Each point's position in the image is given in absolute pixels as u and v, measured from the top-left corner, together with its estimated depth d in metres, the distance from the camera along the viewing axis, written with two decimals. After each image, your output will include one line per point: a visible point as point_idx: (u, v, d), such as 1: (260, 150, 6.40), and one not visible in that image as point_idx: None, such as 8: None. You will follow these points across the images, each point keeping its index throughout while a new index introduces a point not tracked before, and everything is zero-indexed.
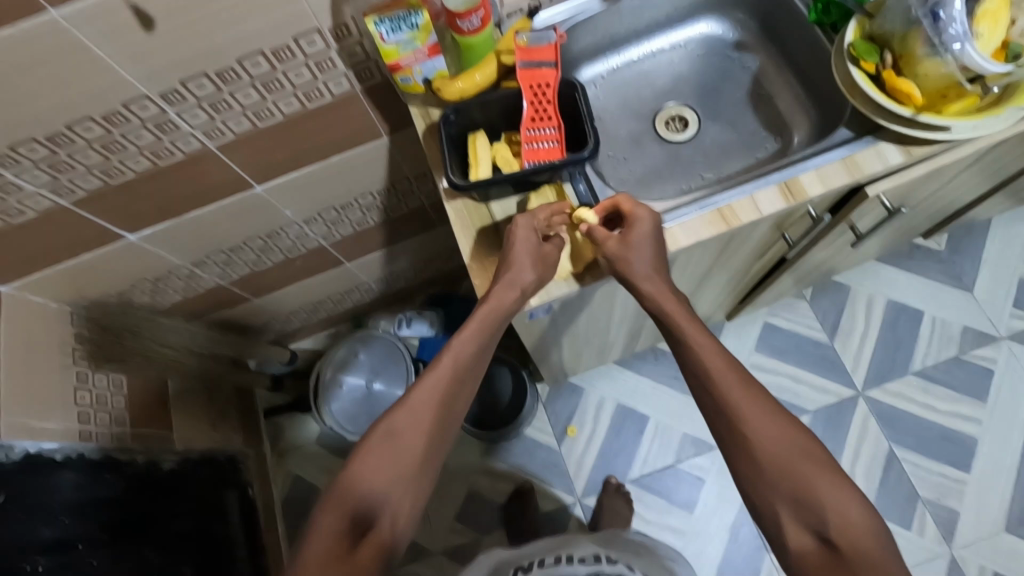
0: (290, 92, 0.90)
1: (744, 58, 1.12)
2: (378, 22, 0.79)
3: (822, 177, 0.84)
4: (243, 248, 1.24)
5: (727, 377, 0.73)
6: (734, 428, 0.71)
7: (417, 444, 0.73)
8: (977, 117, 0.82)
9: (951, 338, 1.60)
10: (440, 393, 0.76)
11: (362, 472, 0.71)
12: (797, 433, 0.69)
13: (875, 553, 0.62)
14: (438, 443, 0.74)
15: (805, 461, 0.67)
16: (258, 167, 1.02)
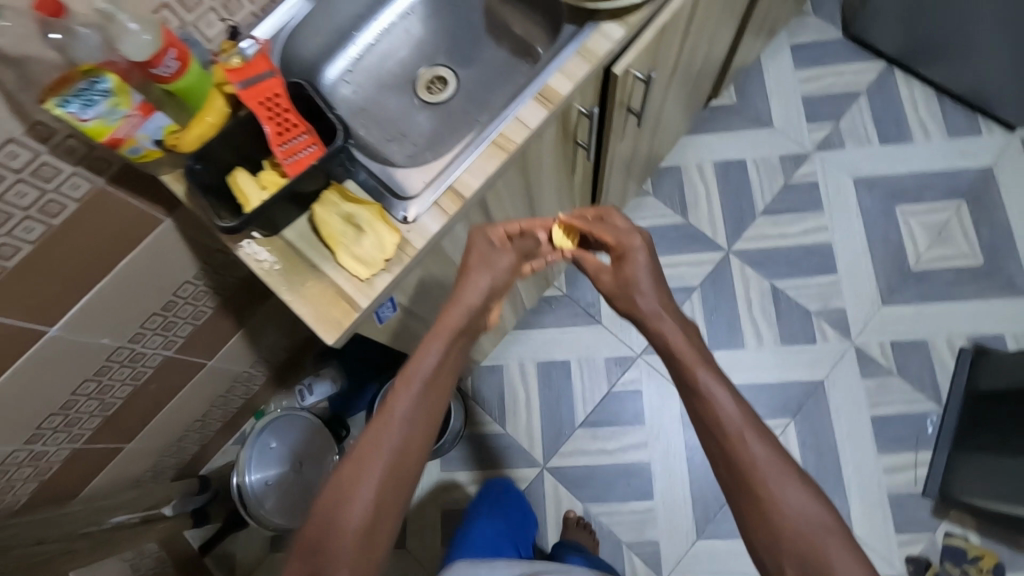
0: (24, 218, 0.79)
1: (468, 3, 0.99)
2: (61, 103, 0.64)
3: (584, 62, 0.79)
4: (76, 400, 1.10)
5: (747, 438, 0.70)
6: (690, 383, 0.74)
7: (362, 456, 0.72)
8: None
9: (775, 169, 1.76)
10: (401, 426, 0.74)
11: (317, 554, 0.69)
12: (704, 368, 0.74)
13: (805, 538, 0.64)
14: (400, 465, 0.73)
15: (830, 537, 0.64)
16: (38, 308, 0.89)
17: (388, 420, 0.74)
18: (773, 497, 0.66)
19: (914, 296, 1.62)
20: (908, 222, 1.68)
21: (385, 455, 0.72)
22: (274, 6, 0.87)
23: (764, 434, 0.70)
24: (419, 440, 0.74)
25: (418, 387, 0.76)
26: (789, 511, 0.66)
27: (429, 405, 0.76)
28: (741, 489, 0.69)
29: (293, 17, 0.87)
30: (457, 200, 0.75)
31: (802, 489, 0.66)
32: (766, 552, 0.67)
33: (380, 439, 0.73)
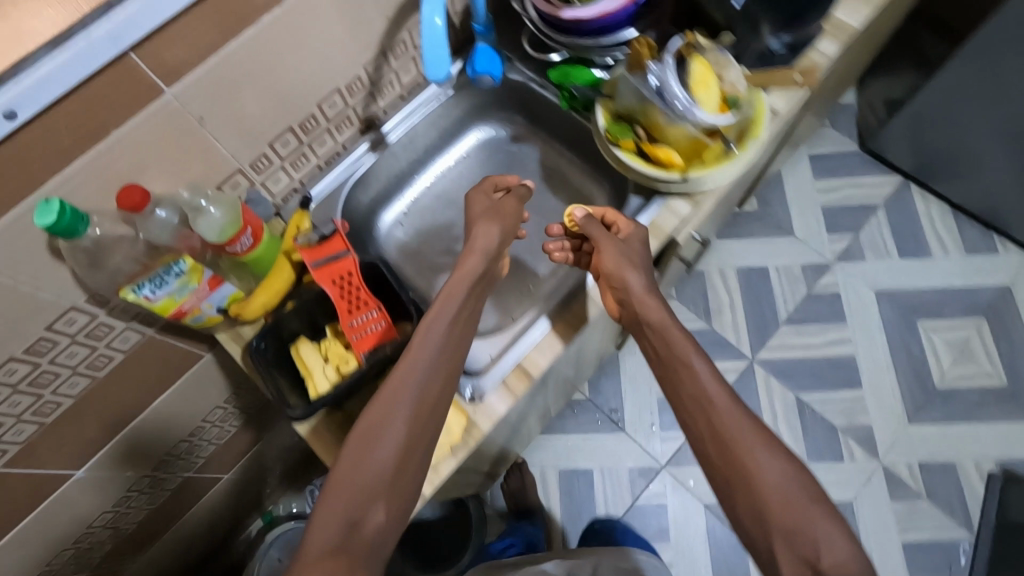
0: (70, 375, 0.76)
1: (524, 150, 0.97)
2: (135, 289, 0.63)
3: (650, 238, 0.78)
4: (89, 534, 1.03)
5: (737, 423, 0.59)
6: (664, 368, 0.67)
7: (392, 384, 0.60)
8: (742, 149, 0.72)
9: (797, 278, 1.78)
10: (436, 322, 0.65)
11: (330, 551, 0.49)
12: (700, 358, 0.65)
13: (783, 514, 0.53)
14: (430, 406, 0.60)
15: (807, 503, 0.54)
16: (70, 455, 0.85)
17: (424, 324, 0.65)
18: (755, 470, 0.56)
19: (941, 415, 1.61)
20: (930, 338, 1.68)
21: (408, 360, 0.62)
22: (338, 157, 0.87)
23: (799, 472, 0.56)
24: (457, 374, 0.63)
25: (464, 330, 0.66)
26: (760, 475, 0.55)
27: (460, 357, 0.64)
28: (725, 464, 0.58)
29: (355, 169, 0.88)
30: (522, 381, 0.73)
31: (782, 461, 0.56)
32: (755, 531, 0.54)
33: (417, 343, 0.63)
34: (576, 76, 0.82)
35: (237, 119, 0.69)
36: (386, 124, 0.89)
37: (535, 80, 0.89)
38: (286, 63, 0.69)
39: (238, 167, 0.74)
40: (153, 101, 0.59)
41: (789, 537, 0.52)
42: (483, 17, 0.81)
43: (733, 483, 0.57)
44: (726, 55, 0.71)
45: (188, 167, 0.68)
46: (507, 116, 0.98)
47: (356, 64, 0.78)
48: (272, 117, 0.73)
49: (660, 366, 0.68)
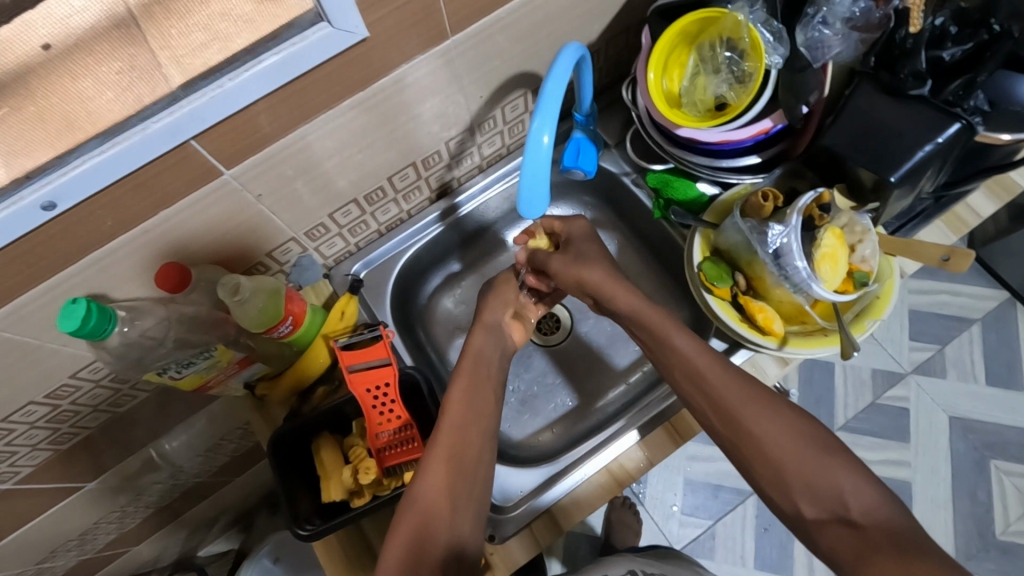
0: (90, 411, 0.73)
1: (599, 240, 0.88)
2: (160, 373, 0.59)
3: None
4: (90, 538, 1.00)
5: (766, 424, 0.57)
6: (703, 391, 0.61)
7: (423, 487, 0.57)
8: (861, 328, 0.61)
9: (864, 382, 1.63)
10: (460, 416, 0.62)
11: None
12: (680, 329, 0.63)
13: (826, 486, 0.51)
14: (463, 498, 0.57)
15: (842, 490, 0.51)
16: (83, 474, 0.83)
17: (449, 419, 0.62)
18: (756, 437, 0.56)
19: (994, 569, 1.46)
20: (1001, 480, 1.52)
21: (439, 460, 0.58)
22: (402, 224, 0.80)
23: (802, 432, 0.56)
24: (478, 463, 0.60)
25: (473, 414, 0.63)
26: (766, 435, 0.56)
27: (487, 409, 0.64)
28: (721, 426, 0.59)
29: (417, 239, 0.81)
30: (551, 531, 0.66)
31: (786, 419, 0.56)
32: (775, 493, 0.55)
33: (440, 435, 0.60)
34: (676, 191, 0.72)
35: (302, 196, 0.64)
36: (462, 196, 0.81)
37: (630, 175, 0.80)
38: (361, 143, 0.63)
39: (294, 236, 0.68)
40: (210, 182, 0.54)
41: (812, 494, 0.53)
42: (587, 109, 0.71)
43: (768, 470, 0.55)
44: (865, 219, 0.59)
45: (239, 238, 0.62)
46: (587, 200, 0.88)
47: (437, 140, 0.71)
48: (340, 190, 0.67)
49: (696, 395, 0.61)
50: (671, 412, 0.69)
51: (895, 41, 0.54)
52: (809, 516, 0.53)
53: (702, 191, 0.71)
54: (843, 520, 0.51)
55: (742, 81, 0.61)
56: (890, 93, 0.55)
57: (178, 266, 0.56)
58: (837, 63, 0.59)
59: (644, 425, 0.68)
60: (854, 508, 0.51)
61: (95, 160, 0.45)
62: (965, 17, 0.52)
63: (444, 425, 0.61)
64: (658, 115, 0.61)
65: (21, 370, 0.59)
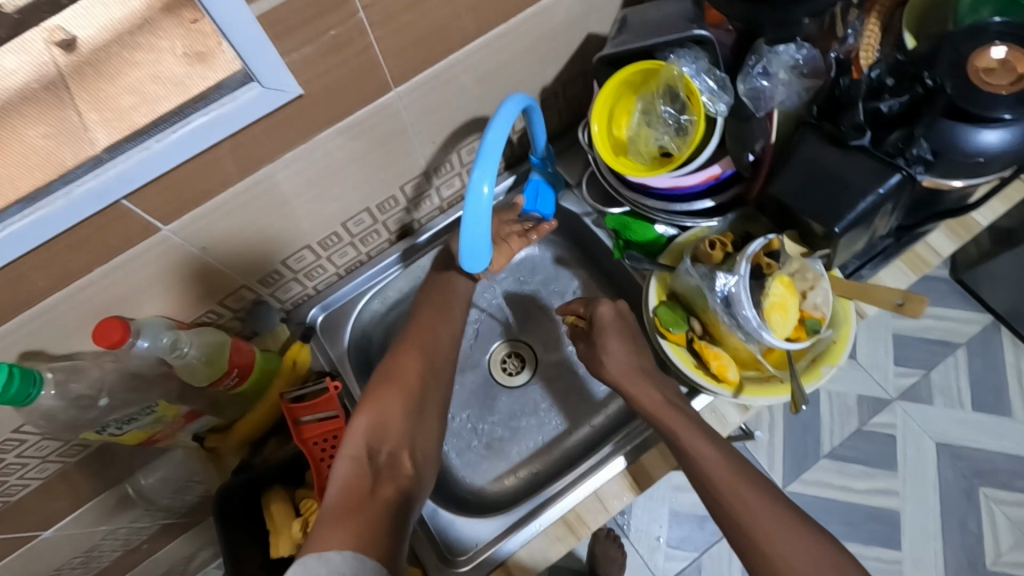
0: (39, 462, 0.71)
1: (565, 278, 0.88)
2: (99, 431, 0.59)
3: (667, 453, 0.67)
4: None
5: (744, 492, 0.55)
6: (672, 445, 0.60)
7: (394, 380, 0.60)
8: (815, 376, 0.60)
9: (850, 409, 1.61)
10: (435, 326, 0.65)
11: (360, 535, 0.46)
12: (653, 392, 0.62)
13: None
14: (427, 397, 0.60)
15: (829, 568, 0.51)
16: (35, 524, 0.81)
17: (423, 326, 0.64)
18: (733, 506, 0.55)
19: None
20: (990, 509, 1.50)
21: (412, 360, 0.61)
22: (361, 266, 0.80)
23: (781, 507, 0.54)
24: (443, 370, 0.63)
25: (445, 325, 0.66)
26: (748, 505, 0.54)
27: (453, 311, 0.67)
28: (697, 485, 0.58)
29: (378, 280, 0.80)
30: None
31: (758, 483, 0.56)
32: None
33: (412, 334, 0.63)
34: (634, 233, 0.72)
35: (249, 246, 0.63)
36: (423, 237, 0.81)
37: (591, 215, 0.80)
38: (308, 193, 0.62)
39: (244, 285, 0.67)
40: (148, 238, 0.53)
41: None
42: (542, 152, 0.71)
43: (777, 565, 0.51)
44: (818, 265, 0.58)
45: (185, 291, 0.62)
46: (551, 238, 0.88)
47: (392, 185, 0.70)
48: (290, 239, 0.66)
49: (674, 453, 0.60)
50: (630, 460, 0.67)
51: (839, 90, 0.55)
52: None
53: (660, 232, 0.70)
54: None
55: (682, 132, 0.61)
56: (834, 142, 0.54)
57: (117, 322, 0.54)
58: (782, 110, 0.58)
59: (600, 476, 0.67)
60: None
61: (14, 226, 0.44)
62: (902, 70, 0.53)
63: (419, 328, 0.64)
64: (604, 163, 0.61)
65: None
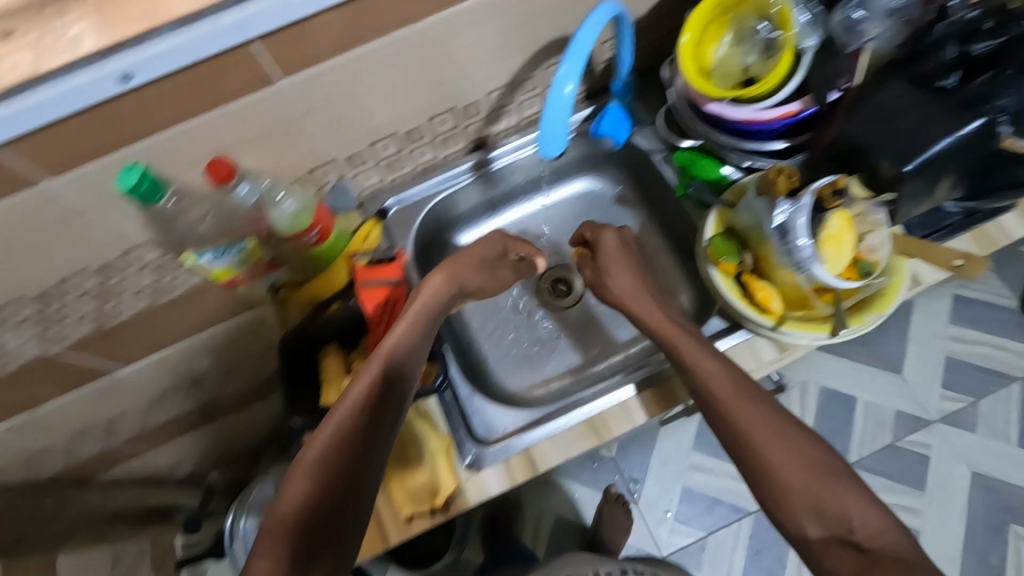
0: (133, 294, 0.81)
1: (623, 216, 0.91)
2: (197, 255, 0.65)
3: None
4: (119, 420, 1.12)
5: (761, 430, 0.59)
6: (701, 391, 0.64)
7: (311, 465, 0.55)
8: (859, 320, 0.61)
9: (884, 423, 1.57)
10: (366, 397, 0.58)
11: None
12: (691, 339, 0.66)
13: (833, 505, 0.55)
14: (358, 476, 0.55)
15: (827, 486, 0.56)
16: (116, 355, 0.92)
17: (348, 401, 0.58)
18: (760, 448, 0.59)
19: None
20: (1017, 547, 1.45)
21: (333, 443, 0.55)
22: (436, 169, 0.85)
23: (805, 443, 0.59)
24: (382, 437, 0.57)
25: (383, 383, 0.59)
26: (773, 456, 0.58)
27: (400, 368, 0.61)
28: (728, 435, 0.61)
29: (450, 185, 0.85)
30: (526, 465, 0.68)
31: (784, 428, 0.59)
32: (778, 508, 0.57)
33: (336, 411, 0.57)
34: (701, 169, 0.74)
35: (344, 122, 0.69)
36: (496, 151, 0.85)
37: (662, 152, 0.81)
38: (402, 80, 0.67)
39: (332, 160, 0.73)
40: (260, 88, 0.59)
41: (820, 514, 0.56)
42: (625, 77, 0.73)
43: (772, 491, 0.58)
44: (879, 212, 0.60)
45: (283, 152, 0.68)
46: (616, 177, 0.91)
47: (478, 91, 0.75)
48: (380, 123, 0.72)
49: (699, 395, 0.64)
50: (660, 378, 0.70)
51: (928, 35, 0.56)
52: (814, 537, 0.56)
53: (726, 173, 0.73)
54: (846, 542, 0.54)
55: (769, 51, 0.64)
56: (919, 86, 0.56)
57: (226, 163, 0.61)
58: (877, 51, 0.60)
59: (627, 389, 0.70)
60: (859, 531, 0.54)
61: (161, 45, 0.51)
62: (1002, 16, 0.53)
63: (346, 400, 0.57)
64: (688, 80, 0.64)
65: (72, 233, 0.65)
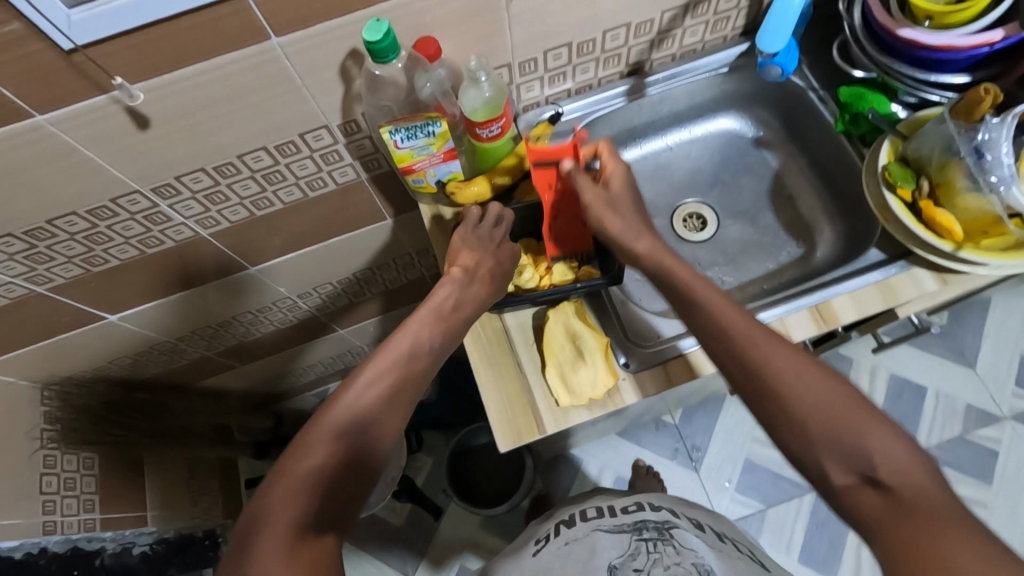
0: (292, 183, 0.83)
1: (764, 156, 0.92)
2: (393, 132, 0.67)
3: (856, 301, 0.70)
4: (230, 322, 1.17)
5: (790, 373, 0.57)
6: (728, 346, 0.60)
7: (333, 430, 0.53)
8: None
9: (955, 414, 1.55)
10: (388, 372, 0.58)
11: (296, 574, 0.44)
12: (708, 289, 0.63)
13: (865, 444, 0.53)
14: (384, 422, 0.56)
15: (854, 413, 0.54)
16: (250, 249, 0.95)
17: (383, 366, 0.59)
18: (784, 394, 0.56)
19: None
20: None
21: (364, 393, 0.56)
22: (590, 89, 0.86)
23: (840, 390, 0.56)
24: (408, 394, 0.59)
25: (408, 363, 0.60)
26: (803, 400, 0.55)
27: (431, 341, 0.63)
28: (754, 392, 0.58)
29: (602, 106, 0.86)
30: (682, 370, 0.70)
31: (815, 379, 0.56)
32: (804, 457, 0.55)
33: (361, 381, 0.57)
34: (870, 103, 0.73)
35: (533, 20, 0.69)
36: (653, 77, 0.86)
37: (817, 92, 0.81)
38: None
39: (511, 62, 0.74)
40: None
41: (844, 457, 0.53)
42: (804, 7, 0.75)
43: (796, 432, 0.55)
44: None
45: (473, 43, 0.69)
46: (762, 117, 0.91)
47: (656, 8, 0.75)
48: (562, 28, 0.72)
49: (733, 358, 0.60)
50: (820, 299, 0.71)
51: None
52: (838, 485, 0.53)
53: (894, 110, 0.74)
54: (870, 483, 0.52)
55: None
56: None
57: (433, 40, 0.64)
58: None
59: (785, 307, 0.71)
60: (883, 470, 0.51)
61: None
62: None
63: (370, 372, 0.58)
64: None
65: (266, 103, 0.67)
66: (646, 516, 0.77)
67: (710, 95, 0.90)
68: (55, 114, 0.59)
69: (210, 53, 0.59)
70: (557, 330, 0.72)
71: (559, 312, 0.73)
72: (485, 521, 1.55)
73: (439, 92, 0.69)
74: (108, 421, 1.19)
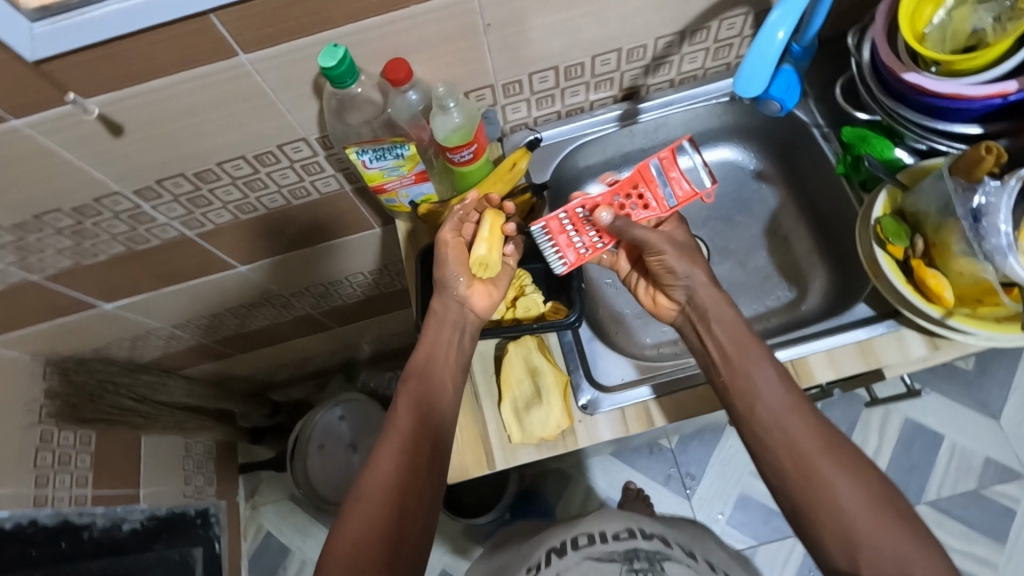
0: (274, 190, 0.84)
1: (763, 192, 0.87)
2: (359, 152, 0.66)
3: (833, 360, 0.66)
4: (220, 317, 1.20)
5: (829, 463, 0.55)
6: (769, 424, 0.58)
7: (378, 490, 0.58)
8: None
9: (971, 469, 1.45)
10: (413, 421, 0.63)
11: None
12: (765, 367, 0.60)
13: (906, 549, 0.50)
14: (422, 470, 0.60)
15: (890, 511, 0.52)
16: (238, 248, 0.96)
17: (408, 416, 0.63)
18: (831, 485, 0.54)
19: None
20: None
21: (400, 449, 0.61)
22: (582, 112, 0.83)
23: (878, 490, 0.53)
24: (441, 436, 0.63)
25: (431, 407, 0.63)
26: (851, 496, 0.53)
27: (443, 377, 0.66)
28: (796, 475, 0.56)
29: (593, 130, 0.83)
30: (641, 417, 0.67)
31: (867, 479, 0.54)
32: (836, 550, 0.52)
33: (394, 439, 0.62)
34: (872, 147, 0.68)
35: (514, 44, 0.67)
36: (647, 103, 0.82)
37: (821, 129, 0.76)
38: (580, 8, 0.65)
39: (492, 84, 0.72)
40: None
41: (874, 561, 0.50)
42: (807, 40, 0.70)
43: (831, 526, 0.53)
44: None
45: (451, 65, 0.67)
46: (765, 150, 0.87)
47: (649, 34, 0.72)
48: (545, 52, 0.70)
49: (778, 437, 0.57)
50: (795, 354, 0.67)
51: None
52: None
53: (898, 156, 0.68)
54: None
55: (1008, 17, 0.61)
56: None
57: (405, 65, 0.62)
58: None
59: None
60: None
61: None
62: None
63: (398, 428, 0.62)
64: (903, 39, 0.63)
65: (238, 115, 0.67)
66: (639, 546, 0.74)
67: (709, 124, 0.86)
68: (30, 119, 0.61)
69: (179, 66, 0.59)
70: (517, 367, 0.70)
71: (522, 349, 0.71)
72: (468, 528, 1.55)
73: (412, 113, 0.68)
74: (104, 399, 1.22)
